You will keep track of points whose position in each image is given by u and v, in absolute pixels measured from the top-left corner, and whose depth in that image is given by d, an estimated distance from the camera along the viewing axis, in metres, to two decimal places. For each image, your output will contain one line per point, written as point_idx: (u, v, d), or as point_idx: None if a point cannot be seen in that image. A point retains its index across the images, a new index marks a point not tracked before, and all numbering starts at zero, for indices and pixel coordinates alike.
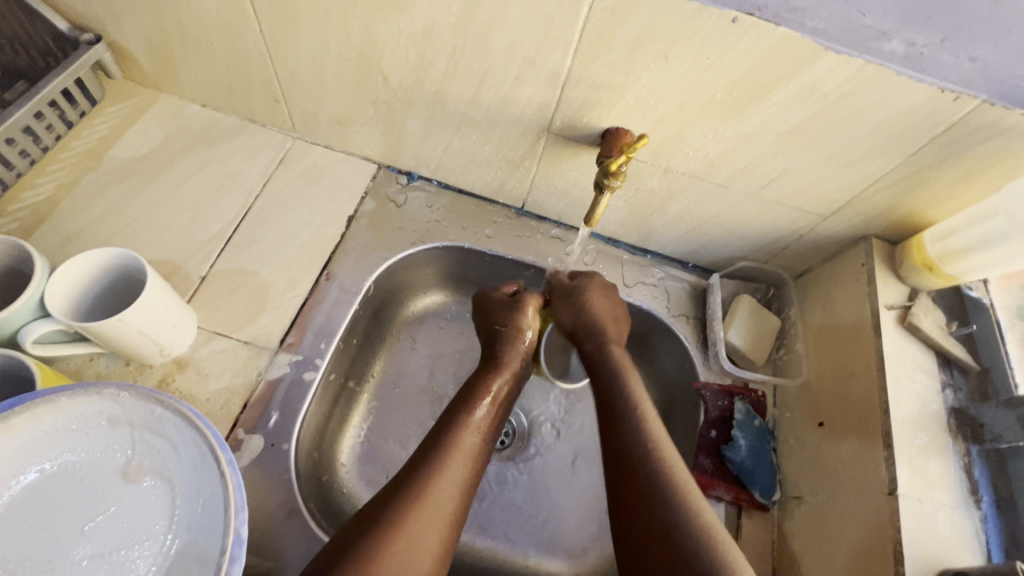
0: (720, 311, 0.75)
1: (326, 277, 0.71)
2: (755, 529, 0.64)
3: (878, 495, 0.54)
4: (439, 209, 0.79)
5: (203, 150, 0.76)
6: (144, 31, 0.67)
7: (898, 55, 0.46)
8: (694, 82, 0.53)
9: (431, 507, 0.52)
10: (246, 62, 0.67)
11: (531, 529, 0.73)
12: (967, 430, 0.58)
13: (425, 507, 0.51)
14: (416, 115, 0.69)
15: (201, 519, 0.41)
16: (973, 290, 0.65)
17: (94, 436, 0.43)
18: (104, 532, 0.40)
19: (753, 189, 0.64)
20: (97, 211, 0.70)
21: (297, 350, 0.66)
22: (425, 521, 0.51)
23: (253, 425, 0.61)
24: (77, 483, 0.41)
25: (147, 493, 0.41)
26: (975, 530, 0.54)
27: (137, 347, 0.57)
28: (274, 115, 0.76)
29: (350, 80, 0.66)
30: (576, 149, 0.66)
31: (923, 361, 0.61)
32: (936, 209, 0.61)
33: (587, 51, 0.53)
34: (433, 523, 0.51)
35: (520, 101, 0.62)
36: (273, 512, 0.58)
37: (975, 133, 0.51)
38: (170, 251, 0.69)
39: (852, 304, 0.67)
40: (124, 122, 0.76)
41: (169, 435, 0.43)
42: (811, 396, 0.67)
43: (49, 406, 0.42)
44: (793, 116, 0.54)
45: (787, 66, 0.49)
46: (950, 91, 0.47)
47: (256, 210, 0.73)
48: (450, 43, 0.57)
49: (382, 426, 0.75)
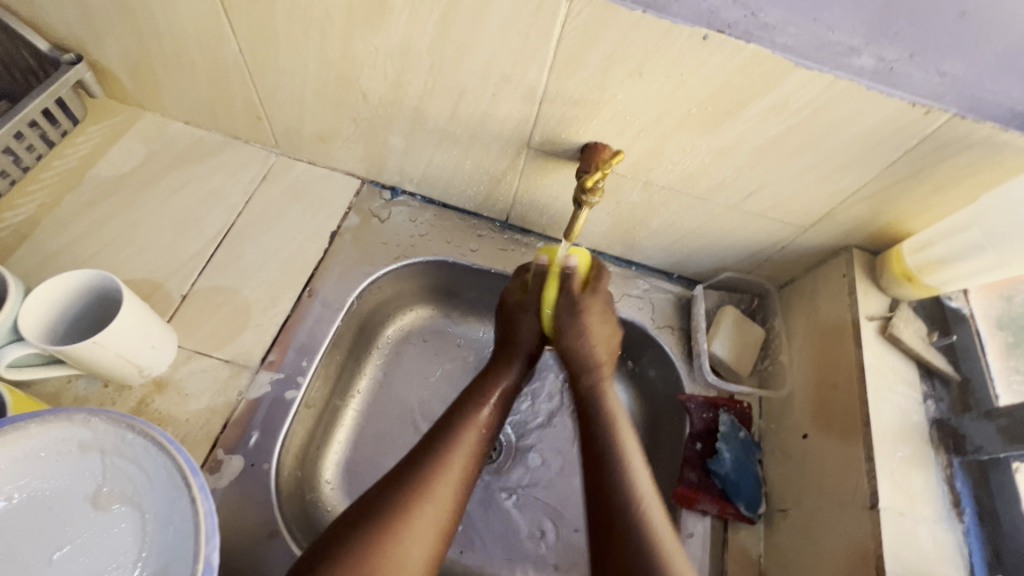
0: (704, 322, 0.75)
1: (309, 293, 0.71)
2: (741, 543, 0.64)
3: (860, 510, 0.54)
4: (423, 223, 0.79)
5: (186, 168, 0.76)
6: (124, 50, 0.67)
7: (869, 70, 0.46)
8: (669, 98, 0.53)
9: (422, 526, 0.50)
10: (227, 80, 0.67)
11: (519, 544, 0.73)
12: (948, 441, 0.58)
13: (432, 501, 0.52)
14: (397, 130, 0.69)
15: (171, 546, 0.40)
16: (953, 300, 0.66)
17: (63, 462, 0.42)
18: (73, 561, 0.40)
19: (733, 202, 0.65)
20: (78, 230, 0.70)
21: (278, 368, 0.65)
22: (415, 538, 0.49)
23: (233, 445, 0.60)
24: (46, 511, 0.41)
25: (117, 521, 0.41)
26: (958, 544, 0.53)
27: (114, 369, 0.56)
28: (257, 131, 0.76)
29: (331, 97, 0.66)
30: (556, 164, 0.67)
31: (905, 372, 0.61)
32: (914, 220, 0.61)
33: (562, 68, 0.53)
34: (424, 537, 0.50)
35: (499, 117, 0.62)
36: (253, 534, 0.57)
37: (948, 146, 0.51)
38: (152, 270, 0.69)
39: (834, 314, 0.67)
40: (107, 140, 0.76)
41: (140, 461, 0.42)
42: (797, 408, 0.67)
43: (17, 433, 0.41)
44: (768, 131, 0.54)
45: (759, 82, 0.49)
46: (921, 104, 0.47)
47: (238, 227, 0.73)
48: (427, 61, 0.57)
49: (368, 443, 0.74)
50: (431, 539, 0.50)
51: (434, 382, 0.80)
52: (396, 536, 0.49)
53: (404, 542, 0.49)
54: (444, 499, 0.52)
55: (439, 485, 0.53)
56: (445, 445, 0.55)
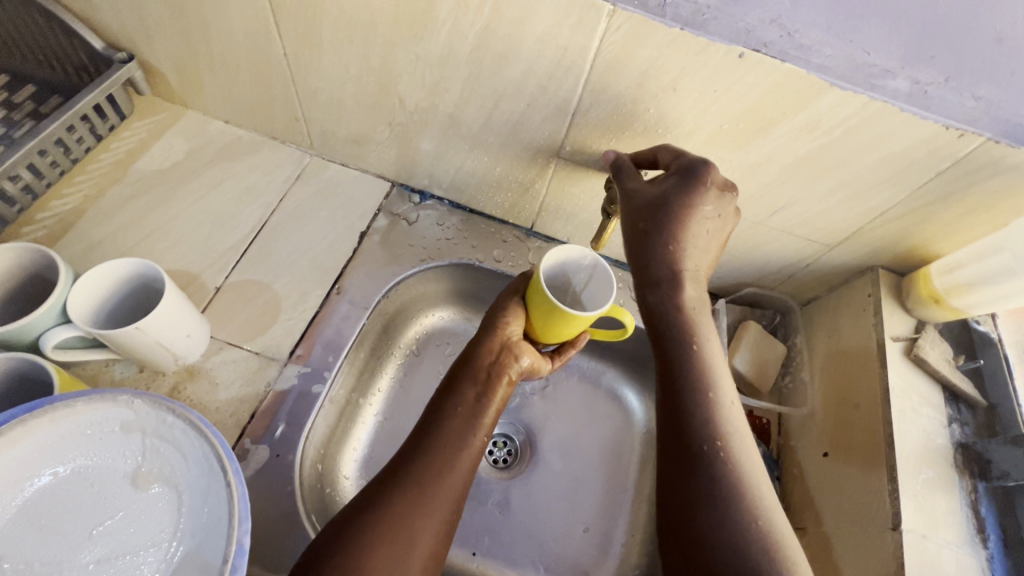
0: (725, 336, 0.75)
1: (337, 291, 0.72)
2: None
3: (881, 529, 0.53)
4: (449, 227, 0.81)
5: (225, 165, 0.79)
6: (174, 50, 0.70)
7: (903, 92, 0.47)
8: (701, 114, 0.54)
9: (438, 497, 0.53)
10: (270, 81, 0.70)
11: (532, 553, 0.73)
12: (974, 465, 0.57)
13: (438, 486, 0.53)
14: (430, 135, 0.70)
15: (204, 527, 0.42)
16: (980, 324, 0.65)
17: (106, 441, 0.44)
18: (109, 537, 0.41)
19: (760, 217, 0.65)
20: (121, 221, 0.73)
21: (305, 363, 0.67)
22: (432, 511, 0.52)
23: (260, 435, 0.62)
24: (87, 487, 0.42)
25: (154, 500, 0.42)
26: (981, 569, 0.52)
27: (153, 353, 0.58)
28: (293, 132, 0.78)
29: (368, 101, 0.68)
30: (585, 174, 0.68)
31: (930, 395, 0.61)
32: (943, 242, 0.61)
33: (597, 81, 0.55)
34: (436, 519, 0.52)
35: (532, 126, 0.63)
36: (275, 523, 0.58)
37: (980, 170, 0.51)
38: (188, 262, 0.71)
39: (858, 334, 0.66)
40: (151, 136, 0.79)
41: (179, 443, 0.44)
42: (816, 426, 0.67)
43: (66, 411, 0.43)
44: (797, 149, 0.55)
45: (792, 101, 0.50)
46: (954, 128, 0.48)
47: (272, 224, 0.76)
48: (466, 69, 0.59)
49: (389, 442, 0.75)
50: (444, 509, 0.53)
51: None
52: (405, 515, 0.51)
53: (420, 524, 0.51)
54: (459, 470, 0.55)
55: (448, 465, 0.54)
56: (451, 430, 0.57)
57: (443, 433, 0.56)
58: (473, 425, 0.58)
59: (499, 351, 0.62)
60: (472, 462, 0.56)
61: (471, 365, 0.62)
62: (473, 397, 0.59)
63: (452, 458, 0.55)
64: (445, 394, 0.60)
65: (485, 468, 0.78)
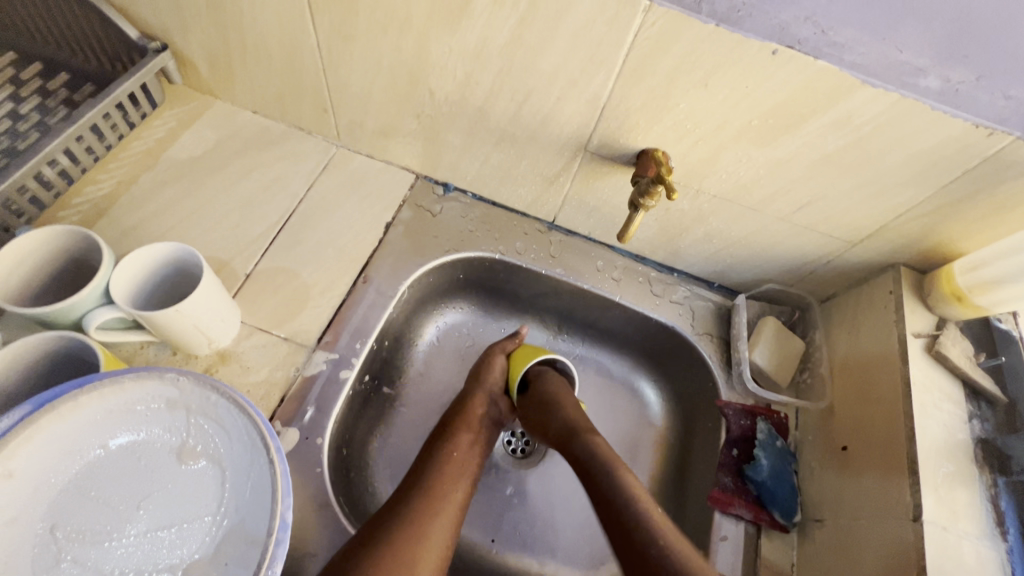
0: (745, 331, 0.76)
1: (364, 279, 0.74)
2: (775, 550, 0.64)
3: (902, 520, 0.54)
4: (472, 219, 0.82)
5: (253, 154, 0.80)
6: (207, 41, 0.71)
7: (934, 90, 0.48)
8: (731, 109, 0.55)
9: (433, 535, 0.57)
10: (301, 73, 0.71)
11: (550, 540, 0.74)
12: (993, 460, 0.58)
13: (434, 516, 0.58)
14: (458, 128, 0.71)
15: (248, 501, 0.43)
16: (1001, 322, 0.66)
17: (152, 417, 0.45)
18: (158, 509, 0.42)
19: (784, 213, 0.66)
20: (153, 207, 0.74)
21: (333, 349, 0.68)
22: (427, 548, 0.56)
23: (290, 418, 0.63)
24: (136, 461, 0.44)
25: (200, 475, 0.44)
26: (1001, 561, 0.53)
27: (189, 337, 0.60)
28: (321, 124, 0.80)
29: (398, 93, 0.69)
30: (611, 168, 0.69)
31: (951, 391, 0.61)
32: (966, 240, 0.61)
33: (629, 76, 0.56)
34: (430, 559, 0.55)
35: (561, 120, 0.64)
36: (304, 503, 0.60)
37: (1008, 169, 0.52)
38: (218, 249, 0.72)
39: (880, 330, 0.67)
40: (181, 124, 0.80)
41: (223, 420, 0.45)
42: (834, 421, 0.68)
43: (115, 386, 0.45)
44: (826, 145, 0.56)
45: (824, 97, 0.51)
46: (985, 126, 0.49)
47: (299, 213, 0.77)
48: (498, 63, 0.60)
49: (409, 431, 0.78)
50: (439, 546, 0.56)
51: None
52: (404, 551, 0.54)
53: (416, 560, 0.54)
54: (452, 502, 0.60)
55: (441, 508, 0.59)
56: (446, 471, 0.62)
57: (439, 473, 0.62)
58: (465, 470, 0.64)
59: (483, 403, 0.71)
60: (461, 506, 0.61)
61: (463, 416, 0.69)
62: (464, 441, 0.66)
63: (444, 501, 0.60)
64: (439, 440, 0.66)
65: (503, 458, 0.79)
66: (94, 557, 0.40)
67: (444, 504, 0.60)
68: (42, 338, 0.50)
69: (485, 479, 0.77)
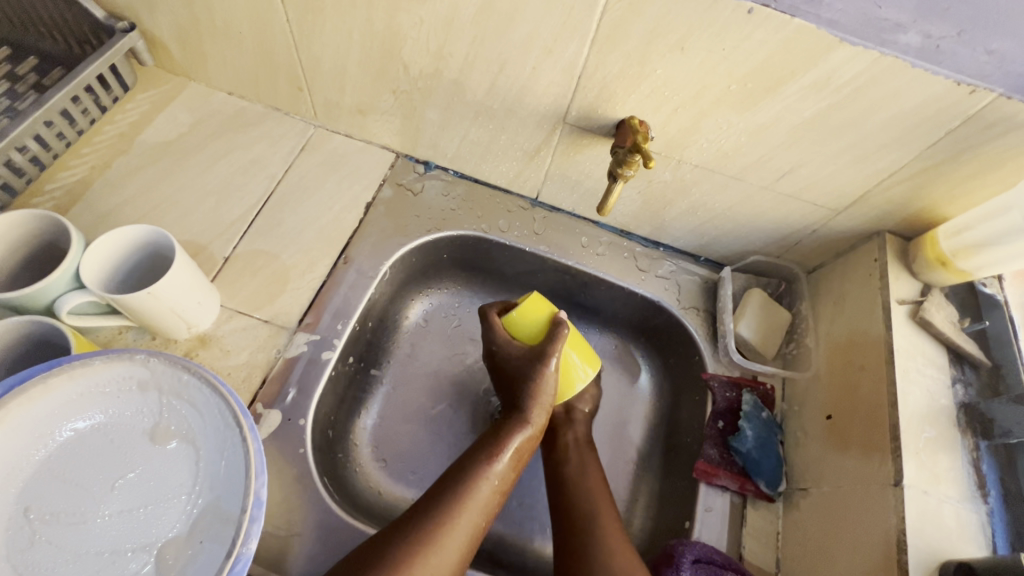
0: (730, 304, 0.76)
1: (344, 261, 0.73)
2: (760, 520, 0.65)
3: (883, 486, 0.54)
4: (455, 198, 0.81)
5: (229, 136, 0.78)
6: (175, 19, 0.69)
7: (914, 47, 0.46)
8: (709, 74, 0.54)
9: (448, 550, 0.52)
10: (273, 51, 0.70)
11: (538, 516, 0.75)
12: (977, 425, 0.58)
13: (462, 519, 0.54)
14: (435, 103, 0.70)
15: (222, 480, 0.43)
16: (987, 287, 0.65)
17: (124, 398, 0.45)
18: (131, 490, 0.42)
19: (767, 182, 0.65)
20: (127, 192, 0.73)
21: (314, 330, 0.68)
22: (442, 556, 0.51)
23: (272, 400, 0.63)
24: (109, 443, 0.44)
25: (173, 455, 0.44)
26: (981, 523, 0.53)
27: (164, 320, 0.59)
28: (297, 103, 0.78)
29: (372, 68, 0.67)
30: (591, 140, 0.68)
31: (935, 357, 0.61)
32: (951, 204, 0.61)
33: (603, 42, 0.54)
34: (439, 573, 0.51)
35: (538, 91, 0.63)
36: (288, 483, 0.60)
37: (990, 128, 0.51)
38: (196, 233, 0.71)
39: (865, 298, 0.66)
40: (154, 108, 0.79)
41: (195, 400, 0.45)
42: (820, 390, 0.68)
43: (85, 368, 0.44)
44: (806, 109, 0.54)
45: (802, 58, 0.49)
46: (966, 84, 0.47)
47: (277, 194, 0.76)
48: (470, 33, 0.58)
49: (396, 414, 0.77)
50: (451, 562, 0.52)
51: (472, 362, 0.83)
52: (414, 567, 0.50)
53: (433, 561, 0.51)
54: (480, 510, 0.55)
55: (462, 523, 0.54)
56: (482, 475, 0.57)
57: (476, 476, 0.56)
58: (502, 477, 0.58)
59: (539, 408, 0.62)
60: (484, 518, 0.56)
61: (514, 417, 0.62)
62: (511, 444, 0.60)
63: (467, 513, 0.54)
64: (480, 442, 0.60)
65: None
66: (68, 537, 0.40)
67: (472, 512, 0.55)
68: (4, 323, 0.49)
69: None
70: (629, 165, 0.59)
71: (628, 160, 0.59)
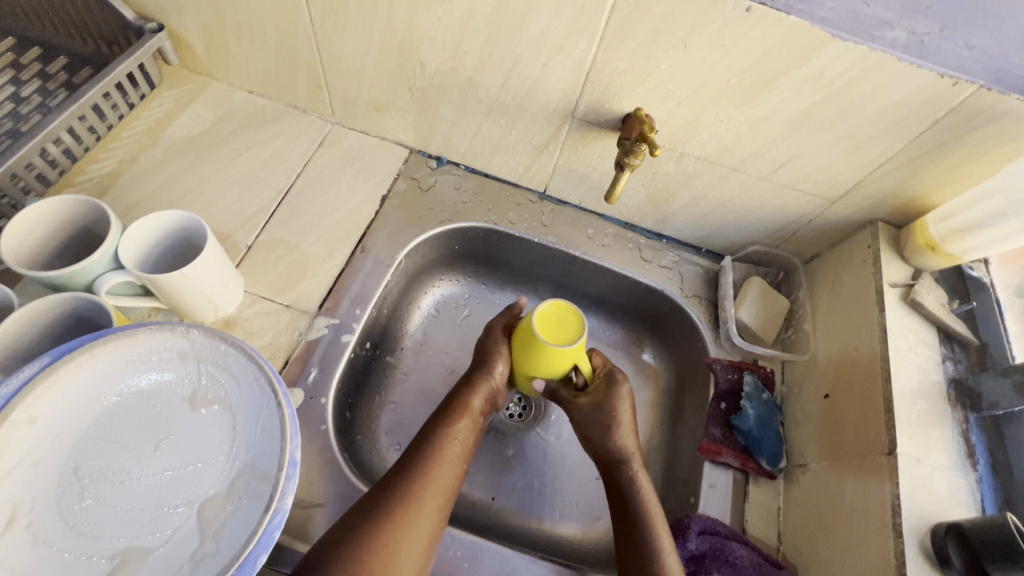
0: (731, 291, 0.79)
1: (361, 250, 0.76)
2: (762, 495, 0.67)
3: (879, 456, 0.57)
4: (466, 191, 0.84)
5: (250, 132, 0.82)
6: (202, 20, 0.73)
7: (900, 42, 0.50)
8: (710, 69, 0.57)
9: (424, 514, 0.56)
10: (294, 50, 0.73)
11: (548, 498, 0.77)
12: (965, 399, 0.61)
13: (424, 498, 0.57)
14: (449, 100, 0.74)
15: (259, 441, 0.46)
16: (974, 270, 0.69)
17: (165, 367, 0.48)
18: (173, 450, 0.45)
19: (765, 172, 0.68)
20: (154, 184, 0.76)
21: (333, 315, 0.71)
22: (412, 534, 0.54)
23: (295, 379, 0.66)
24: (151, 408, 0.46)
25: (211, 418, 0.47)
26: (971, 489, 0.57)
27: (194, 302, 0.62)
28: (316, 101, 0.82)
29: (389, 66, 0.71)
30: (597, 134, 0.71)
31: (925, 336, 0.64)
32: (938, 193, 0.64)
33: (611, 40, 0.58)
34: (419, 539, 0.55)
35: (547, 87, 0.67)
36: (311, 459, 0.63)
37: (973, 118, 0.55)
38: (220, 223, 0.75)
39: (858, 283, 0.70)
40: (178, 105, 0.82)
41: (231, 369, 0.48)
42: (818, 372, 0.71)
43: (129, 338, 0.47)
44: (802, 101, 0.58)
45: (797, 53, 0.53)
46: (949, 76, 0.51)
47: (297, 187, 0.79)
48: (485, 31, 0.62)
49: (408, 400, 0.80)
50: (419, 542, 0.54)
51: None
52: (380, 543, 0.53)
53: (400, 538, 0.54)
54: (441, 488, 0.59)
55: (429, 494, 0.57)
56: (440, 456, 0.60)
57: (430, 456, 0.60)
58: (457, 455, 0.62)
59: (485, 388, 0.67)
60: (453, 484, 0.60)
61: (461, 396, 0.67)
62: (461, 428, 0.64)
63: (437, 477, 0.59)
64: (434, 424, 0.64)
65: (504, 423, 0.81)
66: (115, 494, 0.43)
67: (432, 491, 0.58)
68: (14, 313, 0.51)
69: (484, 441, 0.79)
70: (632, 153, 0.63)
71: (630, 148, 0.63)
